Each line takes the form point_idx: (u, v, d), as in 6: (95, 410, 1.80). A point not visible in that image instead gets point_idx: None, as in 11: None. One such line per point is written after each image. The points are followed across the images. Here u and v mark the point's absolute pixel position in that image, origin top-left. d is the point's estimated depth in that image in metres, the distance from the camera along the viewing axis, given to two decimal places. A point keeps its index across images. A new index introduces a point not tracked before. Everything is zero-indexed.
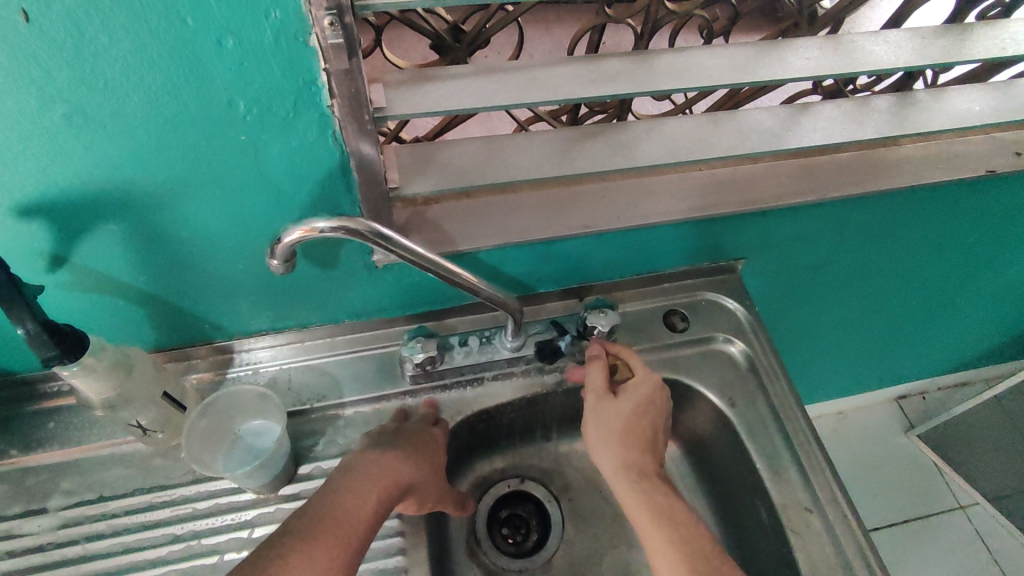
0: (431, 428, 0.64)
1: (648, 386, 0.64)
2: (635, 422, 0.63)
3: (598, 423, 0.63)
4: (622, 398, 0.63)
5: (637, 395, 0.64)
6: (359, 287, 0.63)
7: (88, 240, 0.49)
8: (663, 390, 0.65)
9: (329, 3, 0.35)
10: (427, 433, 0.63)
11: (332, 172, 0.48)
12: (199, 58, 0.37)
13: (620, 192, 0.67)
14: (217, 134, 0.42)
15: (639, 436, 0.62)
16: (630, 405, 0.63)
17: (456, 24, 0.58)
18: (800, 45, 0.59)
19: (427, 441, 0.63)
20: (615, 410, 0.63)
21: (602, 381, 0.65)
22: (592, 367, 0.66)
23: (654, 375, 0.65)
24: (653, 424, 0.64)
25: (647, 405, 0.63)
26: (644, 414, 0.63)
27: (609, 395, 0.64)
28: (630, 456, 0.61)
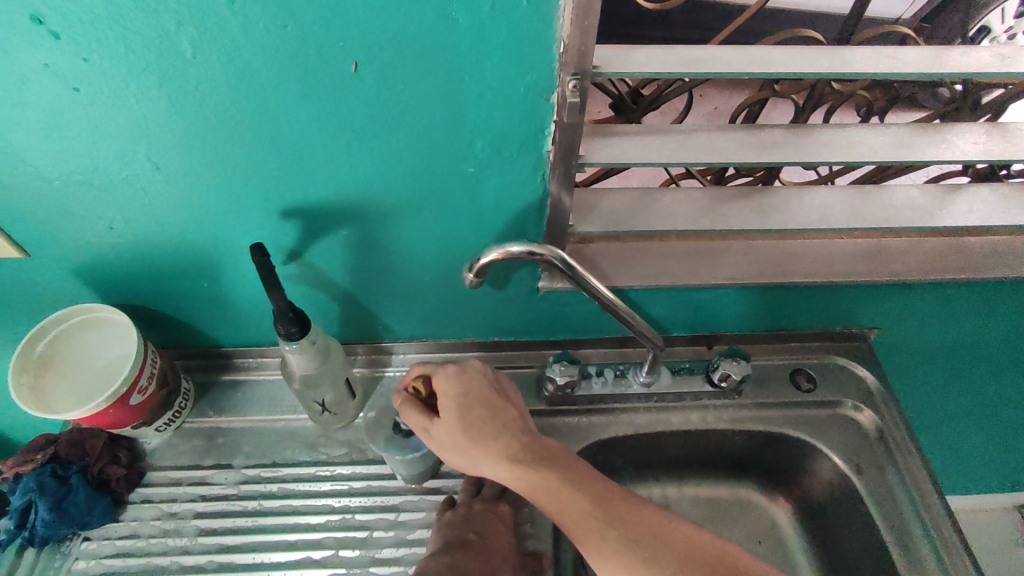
0: (498, 504, 0.66)
1: (444, 386, 0.60)
2: (468, 409, 0.58)
3: (447, 443, 0.58)
4: (444, 414, 0.59)
5: (448, 396, 0.59)
6: (516, 308, 0.70)
7: (322, 242, 0.59)
8: (468, 378, 0.60)
9: (576, 70, 0.44)
10: (490, 511, 0.65)
11: (529, 206, 0.56)
12: (463, 105, 0.47)
13: (766, 250, 0.71)
14: (452, 166, 0.52)
15: (480, 422, 0.57)
16: (452, 411, 0.58)
17: (637, 88, 0.66)
18: (966, 129, 0.63)
19: (492, 520, 0.64)
20: (444, 427, 0.58)
21: (421, 418, 0.60)
22: (407, 414, 0.61)
23: (449, 370, 0.61)
24: (484, 402, 0.58)
25: (460, 400, 0.59)
26: (469, 399, 0.59)
27: (433, 424, 0.59)
28: (487, 443, 0.56)
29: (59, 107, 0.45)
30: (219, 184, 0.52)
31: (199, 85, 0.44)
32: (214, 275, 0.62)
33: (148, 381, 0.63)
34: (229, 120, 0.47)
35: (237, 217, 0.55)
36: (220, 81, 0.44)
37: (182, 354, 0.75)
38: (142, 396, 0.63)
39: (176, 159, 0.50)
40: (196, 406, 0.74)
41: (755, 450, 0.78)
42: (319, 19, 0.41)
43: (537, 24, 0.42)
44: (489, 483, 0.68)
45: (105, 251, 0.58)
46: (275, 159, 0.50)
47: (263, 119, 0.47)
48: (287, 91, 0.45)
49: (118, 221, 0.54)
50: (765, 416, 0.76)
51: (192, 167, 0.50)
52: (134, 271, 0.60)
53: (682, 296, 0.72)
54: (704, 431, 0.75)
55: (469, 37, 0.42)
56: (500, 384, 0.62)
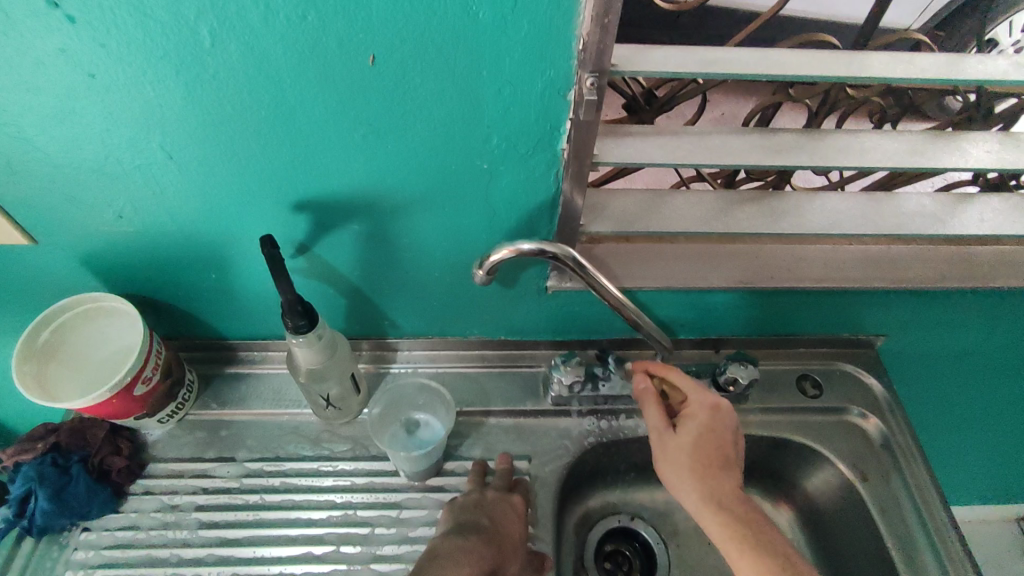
0: (510, 494, 0.66)
1: (701, 412, 0.64)
2: (706, 442, 0.62)
3: (676, 457, 0.63)
4: (680, 433, 0.63)
5: (694, 425, 0.63)
6: (524, 307, 0.70)
7: (332, 236, 0.59)
8: (721, 416, 0.64)
9: (594, 68, 0.43)
10: (504, 500, 0.65)
11: (542, 204, 0.56)
12: (480, 100, 0.46)
13: (775, 254, 0.71)
14: (466, 162, 0.51)
15: (714, 462, 0.62)
16: (693, 434, 0.63)
17: (650, 89, 0.66)
18: (978, 138, 0.63)
19: (504, 510, 0.64)
20: (678, 443, 0.63)
21: (658, 419, 0.65)
22: (648, 408, 0.66)
23: (707, 402, 0.65)
24: (723, 446, 0.63)
25: (708, 431, 0.63)
26: (711, 436, 0.63)
27: (669, 432, 0.64)
28: (711, 483, 0.61)
29: (74, 93, 0.44)
30: (232, 175, 0.52)
31: (216, 75, 0.44)
32: (222, 267, 0.62)
33: (153, 371, 0.62)
34: (245, 111, 0.47)
35: (248, 208, 0.55)
36: (238, 71, 0.44)
37: (187, 345, 0.74)
38: (146, 387, 0.62)
39: (190, 149, 0.49)
40: (199, 398, 0.73)
41: (760, 456, 0.78)
42: (340, 10, 0.40)
43: (558, 20, 0.41)
44: (498, 475, 0.68)
45: (114, 240, 0.57)
46: (289, 151, 0.50)
47: (279, 110, 0.47)
48: (304, 82, 0.45)
49: (129, 210, 0.54)
50: (771, 421, 0.75)
51: (206, 157, 0.50)
52: (143, 261, 0.60)
53: (691, 299, 0.71)
54: None
55: (489, 31, 0.42)
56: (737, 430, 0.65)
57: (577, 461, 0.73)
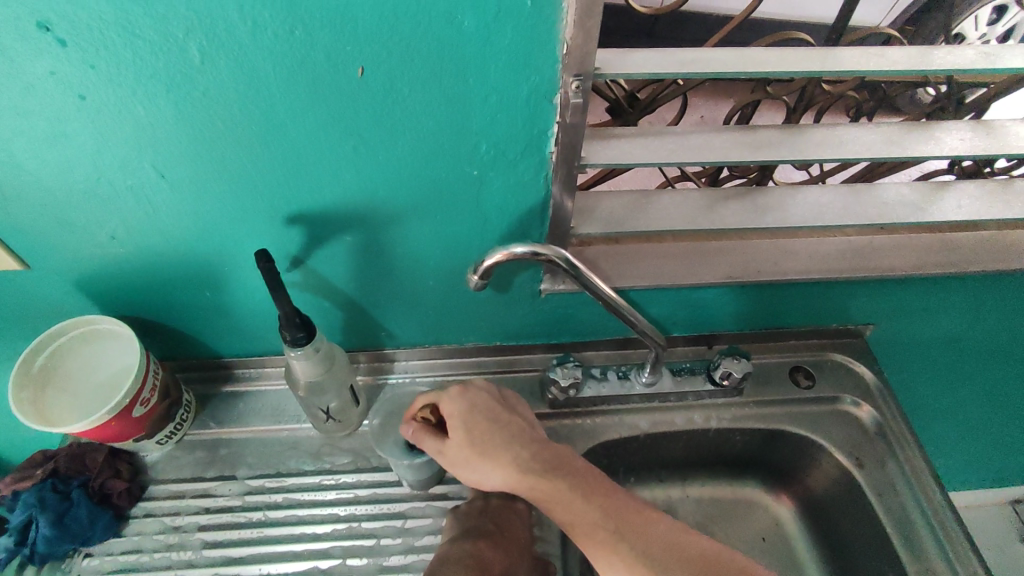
0: (514, 501, 0.67)
1: (450, 404, 0.61)
2: (474, 427, 0.59)
3: (459, 463, 0.58)
4: (453, 435, 0.59)
5: (452, 417, 0.60)
6: (518, 311, 0.70)
7: (326, 248, 0.59)
8: (469, 396, 0.61)
9: (578, 72, 0.45)
10: (508, 506, 0.66)
11: (533, 208, 0.57)
12: (469, 107, 0.47)
13: (762, 248, 0.72)
14: (456, 169, 0.52)
15: (485, 441, 0.58)
16: (459, 430, 0.59)
17: (632, 92, 0.67)
18: (952, 127, 0.66)
19: (508, 516, 0.65)
20: (456, 445, 0.58)
21: (432, 441, 0.60)
22: (421, 437, 0.61)
23: (449, 391, 0.62)
24: (489, 418, 0.59)
25: (465, 416, 0.60)
26: (473, 416, 0.60)
27: (443, 442, 0.60)
28: (506, 464, 0.56)
29: (66, 116, 0.45)
30: (226, 191, 0.52)
31: (207, 93, 0.45)
32: (216, 283, 0.62)
33: (151, 392, 0.62)
34: (236, 127, 0.47)
35: (242, 225, 0.55)
36: (228, 87, 0.44)
37: (183, 366, 0.74)
38: (144, 408, 0.62)
39: (183, 167, 0.50)
40: (197, 418, 0.73)
41: (758, 449, 0.79)
42: (327, 24, 0.41)
43: (540, 28, 0.43)
44: None
45: (108, 262, 0.58)
46: (281, 165, 0.51)
47: (270, 125, 0.47)
48: (294, 97, 0.46)
49: (122, 231, 0.54)
50: (766, 414, 0.77)
51: (198, 175, 0.50)
52: (137, 281, 0.60)
53: (681, 297, 0.73)
54: (705, 430, 0.76)
55: (475, 40, 0.43)
56: (500, 397, 0.63)
57: None
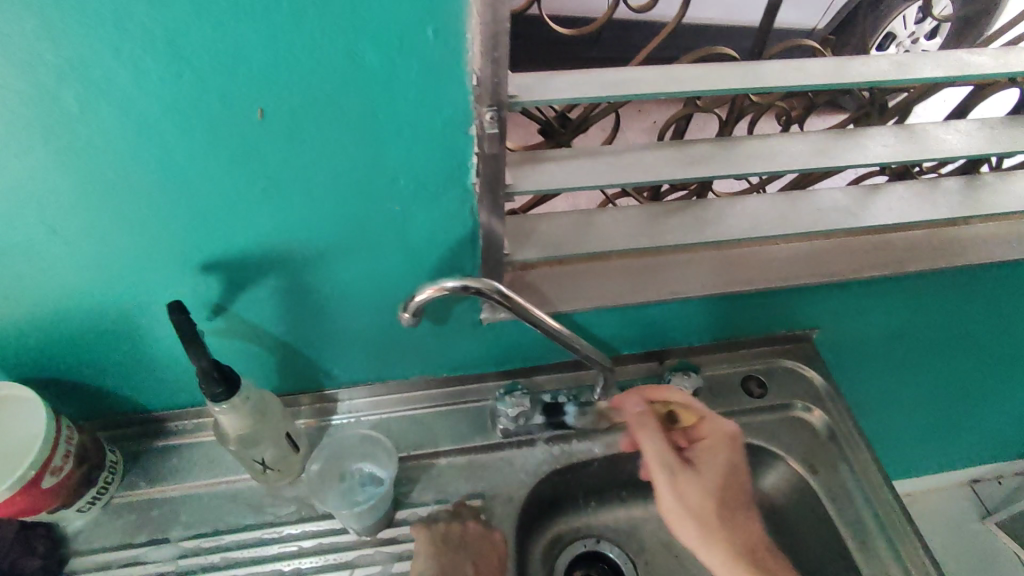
0: (492, 530, 0.66)
1: (727, 448, 0.66)
2: (729, 480, 0.65)
3: (685, 495, 0.63)
4: (702, 470, 0.65)
5: (715, 461, 0.65)
6: (460, 342, 0.68)
7: (248, 293, 0.56)
8: (735, 448, 0.66)
9: (492, 102, 0.43)
10: (487, 536, 0.66)
11: (463, 239, 0.54)
12: (381, 142, 0.45)
13: (703, 262, 0.72)
14: (376, 205, 0.50)
15: (727, 496, 0.65)
16: (719, 472, 0.65)
17: (563, 113, 0.66)
18: (876, 134, 0.66)
19: (484, 546, 0.65)
20: (700, 488, 0.63)
21: (667, 457, 0.64)
22: (647, 433, 0.65)
23: (724, 435, 0.66)
24: (737, 474, 0.66)
25: (731, 469, 0.65)
26: (727, 475, 0.65)
27: (682, 471, 0.64)
28: (722, 516, 0.63)
29: None
30: (128, 241, 0.49)
31: (92, 140, 0.41)
32: (130, 336, 0.58)
33: (62, 459, 0.58)
34: (130, 175, 0.44)
35: (151, 275, 0.52)
36: (115, 134, 0.41)
37: (106, 423, 0.69)
38: (56, 477, 0.57)
39: (77, 219, 0.46)
40: (126, 478, 0.68)
41: None
42: (216, 64, 0.39)
43: (446, 60, 0.41)
44: (473, 505, 0.68)
45: (6, 322, 0.53)
46: (186, 211, 0.47)
47: (167, 171, 0.44)
48: (190, 140, 0.43)
49: (16, 289, 0.50)
50: None
51: (94, 226, 0.47)
52: (40, 340, 0.56)
53: (626, 315, 0.71)
54: None
55: (379, 74, 0.41)
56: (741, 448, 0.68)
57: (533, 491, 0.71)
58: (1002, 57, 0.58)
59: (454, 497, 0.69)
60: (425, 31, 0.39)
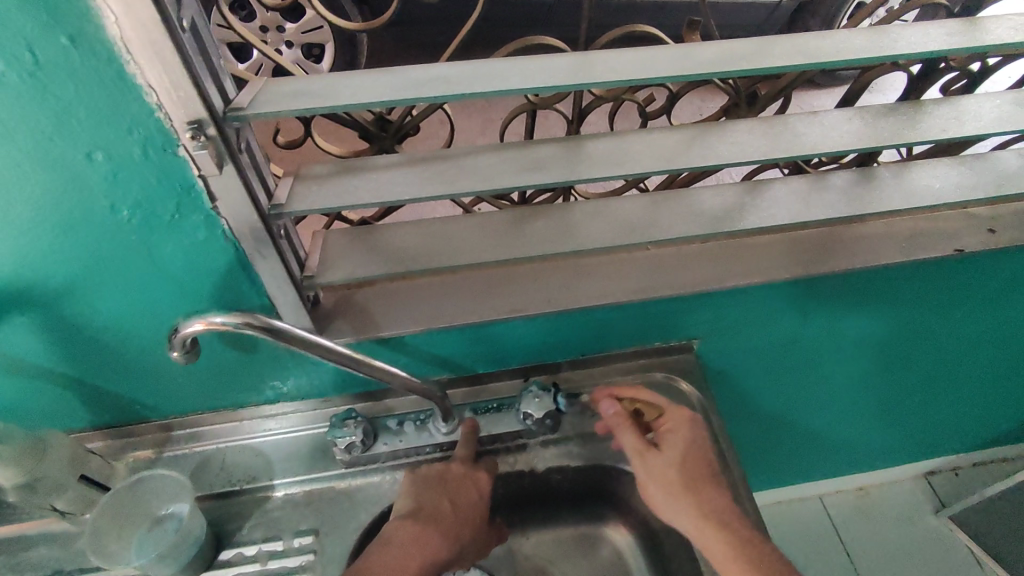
0: (476, 469, 0.65)
1: (683, 428, 0.65)
2: (692, 461, 0.63)
3: (663, 475, 0.63)
4: (666, 451, 0.64)
5: (676, 441, 0.64)
6: (284, 369, 0.62)
7: (2, 331, 0.50)
8: (697, 428, 0.65)
9: (191, 118, 0.37)
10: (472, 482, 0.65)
11: (232, 267, 0.48)
12: (74, 172, 0.39)
13: (558, 273, 0.66)
14: (106, 238, 0.44)
15: (700, 472, 0.63)
16: (679, 451, 0.64)
17: (380, 115, 0.59)
18: (734, 128, 0.60)
19: (466, 483, 0.64)
20: (664, 463, 0.63)
21: (640, 443, 0.64)
22: (624, 432, 0.65)
23: (683, 419, 0.66)
24: (707, 455, 0.64)
25: (689, 447, 0.64)
26: (695, 452, 0.64)
27: (652, 451, 0.64)
28: (699, 488, 0.62)
29: None
30: None
31: None
32: None
33: None
34: None
35: None
36: None
37: None
38: None
39: None
40: None
41: (587, 484, 0.73)
42: None
43: (109, 71, 0.34)
44: (463, 442, 0.65)
45: None
46: None
47: None
48: None
49: None
50: (585, 449, 0.70)
51: None
52: None
53: (473, 335, 0.65)
54: (524, 471, 0.70)
55: (29, 93, 0.34)
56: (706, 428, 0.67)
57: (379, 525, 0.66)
58: (854, 41, 0.51)
59: (286, 534, 0.64)
60: (57, 37, 0.32)
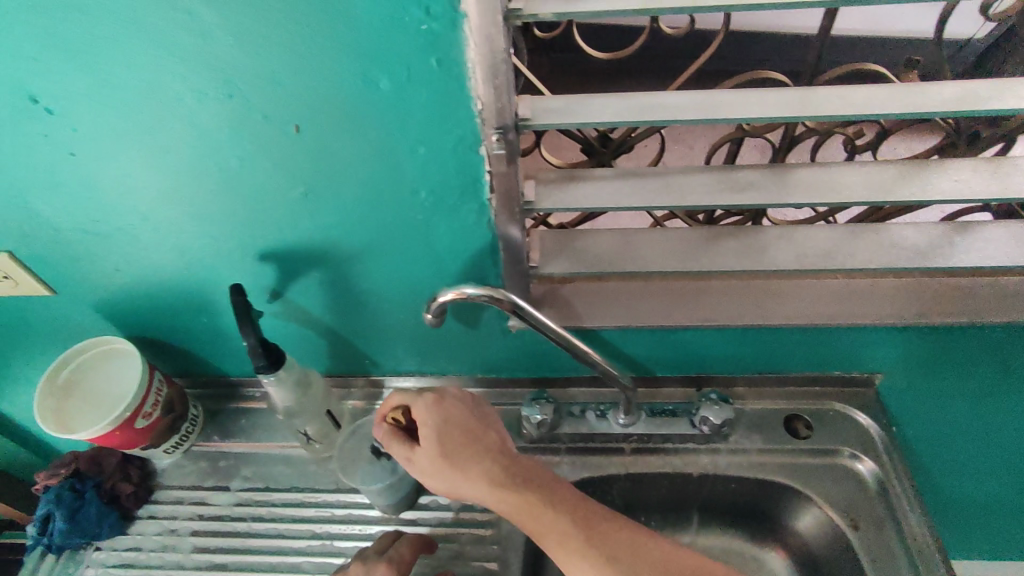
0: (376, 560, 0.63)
1: (422, 412, 0.60)
2: (443, 442, 0.58)
3: (425, 474, 0.58)
4: (422, 445, 0.58)
5: (431, 426, 0.59)
6: (491, 346, 0.72)
7: (298, 283, 0.64)
8: (441, 407, 0.60)
9: (498, 124, 0.46)
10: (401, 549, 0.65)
11: (484, 249, 0.58)
12: (401, 160, 0.50)
13: (747, 291, 0.69)
14: (402, 215, 0.55)
15: (463, 443, 0.58)
16: (432, 440, 0.58)
17: (604, 134, 0.67)
18: (952, 167, 0.60)
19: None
20: (424, 458, 0.58)
21: (400, 447, 0.60)
22: (393, 443, 0.60)
23: (426, 403, 0.60)
24: (463, 435, 0.58)
25: (439, 428, 0.58)
26: (449, 427, 0.58)
27: (417, 452, 0.59)
28: (464, 462, 0.57)
29: (61, 170, 0.52)
30: (201, 232, 0.58)
31: (171, 150, 0.51)
32: (209, 310, 0.69)
33: (152, 407, 0.70)
34: (199, 178, 0.53)
35: (221, 260, 0.61)
36: (188, 144, 0.50)
37: (195, 383, 0.81)
38: (147, 421, 0.70)
39: (165, 212, 0.56)
40: (204, 431, 0.80)
41: (750, 499, 0.74)
42: (261, 89, 0.46)
43: (453, 86, 0.44)
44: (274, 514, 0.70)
45: (118, 291, 0.66)
46: (243, 210, 0.56)
47: (227, 176, 0.52)
48: (242, 152, 0.50)
49: (123, 264, 0.62)
50: (754, 463, 0.72)
51: (177, 218, 0.57)
52: (145, 305, 0.68)
53: (658, 338, 0.71)
54: (689, 475, 0.73)
55: (395, 99, 0.46)
56: (477, 410, 0.61)
57: None
58: None
59: None
60: (429, 60, 0.43)
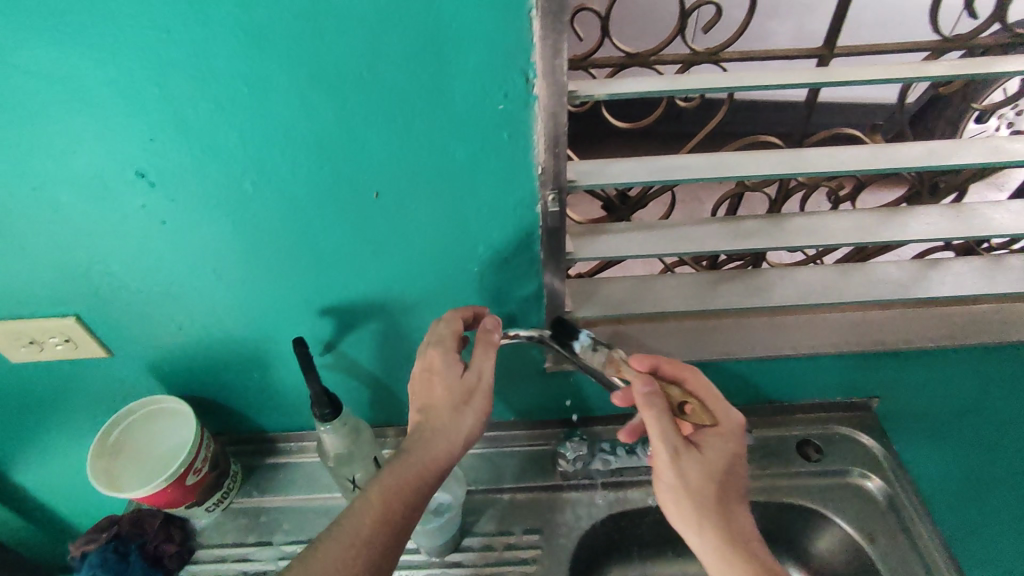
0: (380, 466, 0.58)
1: (732, 438, 0.61)
2: (728, 472, 0.60)
3: (691, 479, 0.58)
4: (707, 454, 0.60)
5: (722, 448, 0.60)
6: (526, 388, 0.77)
7: (352, 335, 0.69)
8: (737, 437, 0.61)
9: (554, 186, 0.53)
10: (483, 364, 0.60)
11: (530, 296, 0.65)
12: (464, 218, 0.57)
13: (756, 326, 0.76)
14: (460, 267, 0.61)
15: (731, 487, 0.60)
16: (719, 459, 0.60)
17: (622, 192, 0.76)
18: (922, 213, 0.71)
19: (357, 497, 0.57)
20: (703, 466, 0.59)
21: (675, 435, 0.59)
22: (660, 416, 0.58)
23: (738, 429, 0.61)
24: (738, 473, 0.61)
25: (732, 458, 0.60)
26: (733, 467, 0.60)
27: (690, 453, 0.59)
28: (731, 505, 0.59)
29: (151, 236, 0.57)
30: (270, 290, 0.63)
31: (258, 217, 0.57)
32: (261, 365, 0.72)
33: (202, 463, 0.71)
34: (277, 239, 0.59)
35: (282, 316, 0.66)
36: (273, 211, 0.56)
37: (231, 440, 0.83)
38: (196, 477, 0.71)
39: (239, 272, 0.62)
40: (242, 487, 0.81)
41: (772, 523, 0.79)
42: (347, 162, 0.52)
43: (518, 155, 0.52)
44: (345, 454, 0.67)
45: (175, 349, 0.69)
46: (313, 267, 0.61)
47: (305, 237, 0.58)
48: (322, 216, 0.57)
49: (187, 321, 0.66)
50: (775, 487, 0.78)
51: (249, 277, 0.62)
52: (198, 363, 0.71)
53: None
54: None
55: (467, 168, 0.53)
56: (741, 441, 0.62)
57: (588, 534, 0.76)
58: None
59: (516, 530, 0.76)
60: (501, 134, 0.51)
